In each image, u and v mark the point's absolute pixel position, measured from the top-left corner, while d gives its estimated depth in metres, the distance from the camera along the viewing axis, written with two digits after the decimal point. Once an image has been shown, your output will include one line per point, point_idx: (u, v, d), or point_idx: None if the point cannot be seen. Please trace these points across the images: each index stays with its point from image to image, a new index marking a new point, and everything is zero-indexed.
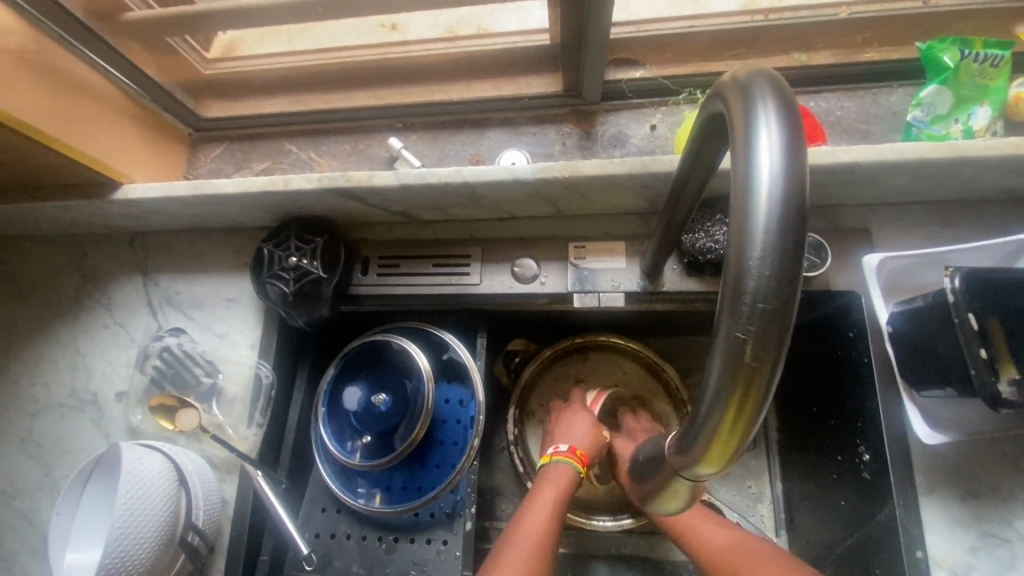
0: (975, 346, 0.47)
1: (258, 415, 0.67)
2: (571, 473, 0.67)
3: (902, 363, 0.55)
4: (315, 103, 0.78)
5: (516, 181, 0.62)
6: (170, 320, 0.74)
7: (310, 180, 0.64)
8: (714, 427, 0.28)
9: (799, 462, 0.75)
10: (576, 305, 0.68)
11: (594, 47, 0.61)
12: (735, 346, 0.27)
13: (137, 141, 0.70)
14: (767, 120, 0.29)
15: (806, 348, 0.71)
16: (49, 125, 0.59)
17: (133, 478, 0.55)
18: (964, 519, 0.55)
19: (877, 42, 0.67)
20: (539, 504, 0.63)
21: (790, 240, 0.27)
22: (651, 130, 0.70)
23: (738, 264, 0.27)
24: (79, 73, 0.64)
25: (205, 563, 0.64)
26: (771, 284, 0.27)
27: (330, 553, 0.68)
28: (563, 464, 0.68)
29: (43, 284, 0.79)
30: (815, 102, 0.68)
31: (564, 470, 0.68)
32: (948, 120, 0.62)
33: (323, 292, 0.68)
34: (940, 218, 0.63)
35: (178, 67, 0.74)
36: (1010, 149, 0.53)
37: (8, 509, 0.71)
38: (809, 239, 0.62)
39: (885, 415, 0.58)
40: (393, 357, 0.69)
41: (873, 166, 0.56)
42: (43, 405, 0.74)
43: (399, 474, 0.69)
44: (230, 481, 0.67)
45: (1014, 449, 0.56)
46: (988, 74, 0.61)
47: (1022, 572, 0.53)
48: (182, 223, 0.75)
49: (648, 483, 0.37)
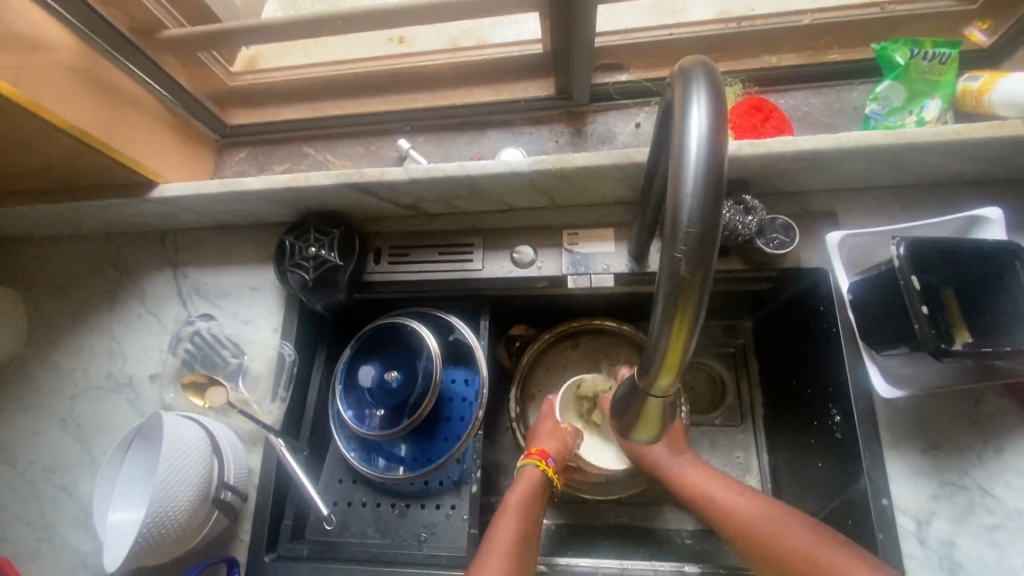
0: (918, 304, 0.53)
1: (281, 390, 0.74)
2: (536, 473, 0.71)
3: (864, 328, 0.61)
4: (329, 109, 0.85)
5: (513, 174, 0.69)
6: (199, 308, 0.81)
7: (328, 177, 0.71)
8: (662, 340, 0.32)
9: (781, 432, 0.80)
10: (570, 287, 0.73)
11: (582, 52, 0.68)
12: (671, 264, 0.31)
13: (170, 145, 0.77)
14: (699, 85, 0.34)
15: (785, 326, 0.77)
16: (95, 128, 0.66)
17: (172, 441, 0.61)
18: (925, 469, 0.61)
19: (840, 44, 0.74)
20: (505, 516, 0.65)
21: (714, 173, 0.32)
22: (636, 128, 0.77)
23: (671, 195, 0.32)
24: (121, 83, 0.71)
25: (234, 527, 0.70)
26: (698, 208, 0.31)
27: (347, 519, 0.74)
28: (528, 465, 0.72)
29: (81, 278, 0.86)
30: (784, 100, 0.75)
31: (531, 470, 0.71)
32: (903, 112, 0.69)
33: (340, 278, 0.75)
34: (900, 201, 0.69)
35: (208, 79, 0.81)
36: (952, 135, 0.60)
37: (48, 484, 0.77)
38: (779, 221, 0.68)
39: (851, 375, 0.64)
40: (404, 338, 0.75)
41: (832, 153, 0.62)
42: (83, 388, 0.81)
43: (409, 446, 0.75)
44: (255, 453, 0.73)
45: (969, 406, 0.62)
46: (937, 70, 0.67)
47: (979, 516, 0.59)
48: (210, 220, 0.82)
49: (629, 414, 0.42)
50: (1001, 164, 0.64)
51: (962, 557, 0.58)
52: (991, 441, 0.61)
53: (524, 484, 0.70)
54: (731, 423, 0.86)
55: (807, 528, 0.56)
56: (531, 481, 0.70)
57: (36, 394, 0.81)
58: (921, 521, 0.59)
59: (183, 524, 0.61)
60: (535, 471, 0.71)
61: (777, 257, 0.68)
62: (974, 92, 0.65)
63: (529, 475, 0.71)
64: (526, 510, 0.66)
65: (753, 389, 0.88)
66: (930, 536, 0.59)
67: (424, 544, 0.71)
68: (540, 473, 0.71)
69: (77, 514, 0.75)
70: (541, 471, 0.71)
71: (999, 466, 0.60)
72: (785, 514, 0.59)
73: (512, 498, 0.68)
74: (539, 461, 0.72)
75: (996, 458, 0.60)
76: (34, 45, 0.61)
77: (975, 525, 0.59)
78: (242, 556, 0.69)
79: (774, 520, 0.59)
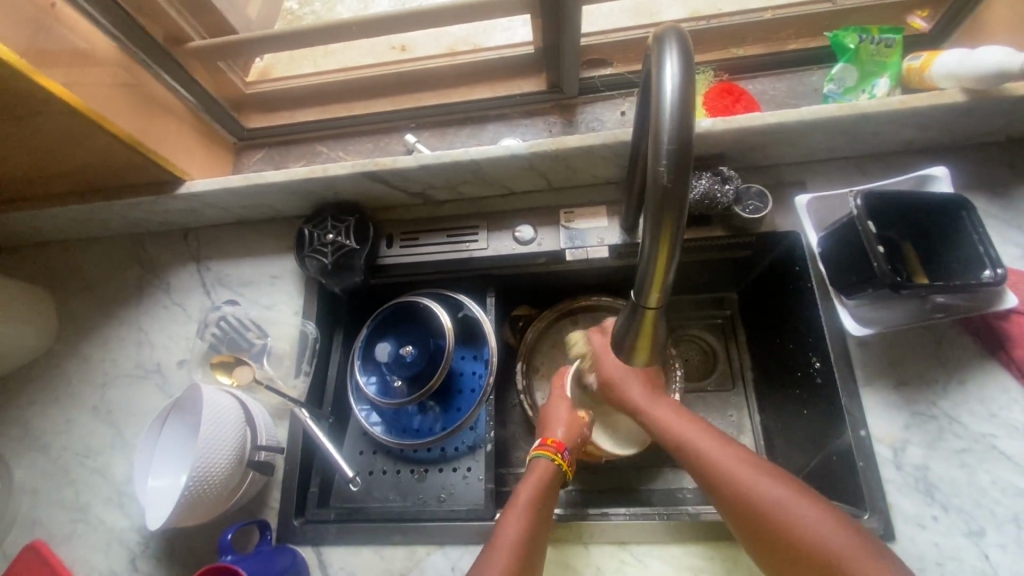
0: (874, 245, 0.61)
1: (305, 365, 0.80)
2: (550, 467, 0.68)
3: (834, 277, 0.68)
4: (339, 111, 0.92)
5: (513, 156, 0.76)
6: (222, 296, 0.87)
7: (345, 167, 0.78)
8: (652, 240, 0.39)
9: (771, 390, 0.85)
10: (569, 259, 0.81)
11: (571, 48, 0.76)
12: (657, 174, 0.38)
13: (195, 146, 0.84)
14: (670, 40, 0.41)
15: (768, 291, 0.84)
16: (132, 127, 0.73)
17: (212, 407, 0.67)
18: (898, 403, 0.67)
19: (799, 35, 0.83)
20: (517, 511, 0.62)
21: (687, 100, 0.39)
22: (621, 116, 0.85)
23: (654, 120, 0.39)
24: (153, 89, 0.78)
25: (264, 494, 0.74)
26: (677, 127, 0.38)
27: (371, 486, 0.79)
28: (542, 458, 0.69)
29: (109, 275, 0.92)
30: (754, 85, 0.84)
31: (545, 465, 0.68)
32: (857, 91, 0.78)
33: (356, 262, 0.81)
34: (861, 169, 0.77)
35: (227, 86, 0.88)
36: (899, 105, 0.68)
37: (81, 467, 0.80)
38: (754, 189, 0.76)
39: (827, 322, 0.71)
40: (418, 316, 0.81)
41: (796, 125, 0.70)
42: (112, 376, 0.85)
43: (425, 417, 0.80)
44: (281, 425, 0.77)
45: (932, 345, 0.69)
46: (884, 53, 0.76)
47: (948, 440, 0.65)
48: (231, 215, 0.89)
49: (627, 333, 0.48)
50: (946, 130, 0.73)
51: (936, 478, 0.64)
52: (954, 374, 0.67)
53: (535, 478, 0.66)
54: (723, 387, 0.91)
55: (786, 484, 0.55)
56: (543, 477, 0.66)
57: (66, 384, 0.86)
58: (897, 449, 0.65)
59: (222, 483, 0.66)
60: (548, 465, 0.68)
61: (754, 222, 0.75)
62: (917, 69, 0.74)
63: (541, 471, 0.67)
64: (535, 505, 0.63)
65: (743, 354, 0.92)
66: (906, 461, 0.65)
67: (443, 503, 0.76)
68: (555, 466, 0.68)
69: (110, 493, 0.78)
70: (555, 464, 0.68)
71: (962, 395, 0.67)
72: (759, 466, 0.57)
73: (519, 495, 0.64)
74: (554, 454, 0.69)
75: (959, 389, 0.67)
76: (82, 54, 0.68)
77: (946, 449, 0.65)
78: (272, 521, 0.73)
79: (753, 473, 0.56)
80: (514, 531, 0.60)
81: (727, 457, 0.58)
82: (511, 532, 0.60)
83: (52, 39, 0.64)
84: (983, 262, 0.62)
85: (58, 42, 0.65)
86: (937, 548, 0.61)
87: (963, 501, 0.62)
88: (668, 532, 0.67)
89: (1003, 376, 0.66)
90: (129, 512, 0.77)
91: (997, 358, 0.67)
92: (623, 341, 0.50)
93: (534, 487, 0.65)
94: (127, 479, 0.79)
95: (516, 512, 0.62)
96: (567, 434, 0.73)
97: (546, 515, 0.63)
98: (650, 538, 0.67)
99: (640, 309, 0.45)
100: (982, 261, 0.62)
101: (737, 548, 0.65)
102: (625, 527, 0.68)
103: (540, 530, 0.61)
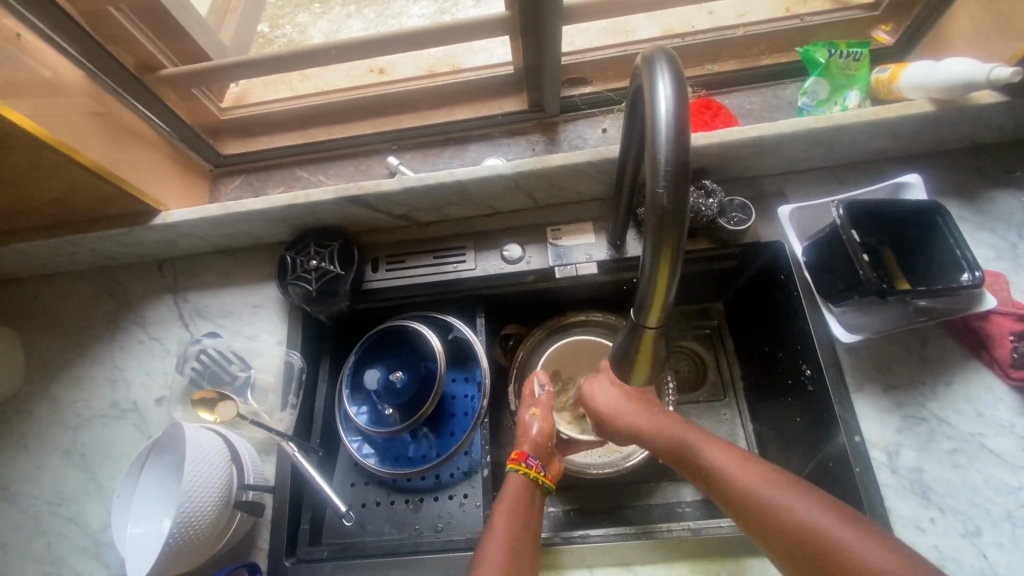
0: (859, 254, 0.63)
1: (292, 398, 0.78)
2: (519, 479, 0.67)
3: (823, 287, 0.70)
4: (318, 135, 0.91)
5: (499, 177, 0.76)
6: (201, 327, 0.84)
7: (327, 193, 0.77)
8: (653, 261, 0.40)
9: (763, 399, 0.84)
10: (558, 277, 0.80)
11: (552, 71, 0.77)
12: (658, 194, 0.39)
13: (171, 175, 0.82)
14: (660, 61, 0.43)
15: (756, 301, 0.83)
16: (105, 159, 0.71)
17: (197, 446, 0.64)
18: (889, 407, 0.68)
19: (771, 51, 0.85)
20: (500, 516, 0.63)
21: (681, 118, 0.40)
22: (603, 133, 0.85)
23: (653, 140, 0.40)
24: (126, 119, 0.76)
25: (253, 533, 0.72)
26: (674, 144, 0.39)
27: (364, 519, 0.77)
28: (510, 472, 0.68)
29: (79, 311, 0.88)
30: (730, 100, 0.86)
31: (515, 479, 0.68)
32: (829, 103, 0.80)
33: (341, 287, 0.79)
34: (838, 178, 0.80)
35: (201, 112, 0.86)
36: (872, 116, 0.70)
37: (54, 517, 0.76)
38: (737, 201, 0.77)
39: (814, 328, 0.72)
40: (410, 341, 0.78)
41: (775, 139, 0.72)
42: (85, 418, 0.81)
43: (417, 444, 0.77)
44: (269, 461, 0.75)
45: (917, 348, 0.71)
46: (853, 66, 0.78)
47: (940, 442, 0.66)
48: (209, 244, 0.86)
49: (629, 355, 0.48)
50: (915, 139, 0.75)
51: (931, 480, 0.64)
52: (941, 375, 0.69)
53: (511, 493, 0.66)
54: (715, 398, 0.89)
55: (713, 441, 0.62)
56: (518, 488, 0.66)
57: (36, 428, 0.81)
58: (891, 452, 0.66)
59: (209, 527, 0.63)
60: (517, 478, 0.68)
61: (738, 233, 0.76)
62: (886, 81, 0.76)
63: (514, 483, 0.67)
64: (514, 521, 0.62)
65: (732, 364, 0.91)
66: (900, 464, 0.65)
67: (440, 533, 0.74)
68: (523, 477, 0.68)
69: (86, 543, 0.74)
70: (524, 475, 0.68)
71: (950, 396, 0.68)
72: (790, 481, 0.53)
73: (499, 509, 0.64)
74: (519, 465, 0.69)
75: (947, 390, 0.68)
76: (50, 86, 0.66)
77: (938, 450, 0.66)
78: (263, 563, 0.70)
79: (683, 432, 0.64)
80: (501, 537, 0.60)
81: (689, 438, 0.63)
82: (495, 547, 0.59)
83: (14, 72, 0.62)
84: (961, 266, 0.64)
85: (25, 76, 0.63)
86: (937, 550, 0.61)
87: (959, 502, 0.63)
88: (670, 549, 0.67)
89: (987, 375, 0.68)
90: (106, 562, 0.73)
91: (980, 357, 0.69)
92: (623, 361, 0.49)
93: (511, 493, 0.66)
94: (104, 527, 0.75)
95: (499, 526, 0.61)
96: (531, 443, 0.72)
97: (530, 526, 0.63)
98: (656, 557, 0.67)
99: (641, 329, 0.45)
100: (960, 265, 0.64)
101: (741, 562, 0.65)
102: (629, 549, 0.67)
103: (527, 539, 0.61)
